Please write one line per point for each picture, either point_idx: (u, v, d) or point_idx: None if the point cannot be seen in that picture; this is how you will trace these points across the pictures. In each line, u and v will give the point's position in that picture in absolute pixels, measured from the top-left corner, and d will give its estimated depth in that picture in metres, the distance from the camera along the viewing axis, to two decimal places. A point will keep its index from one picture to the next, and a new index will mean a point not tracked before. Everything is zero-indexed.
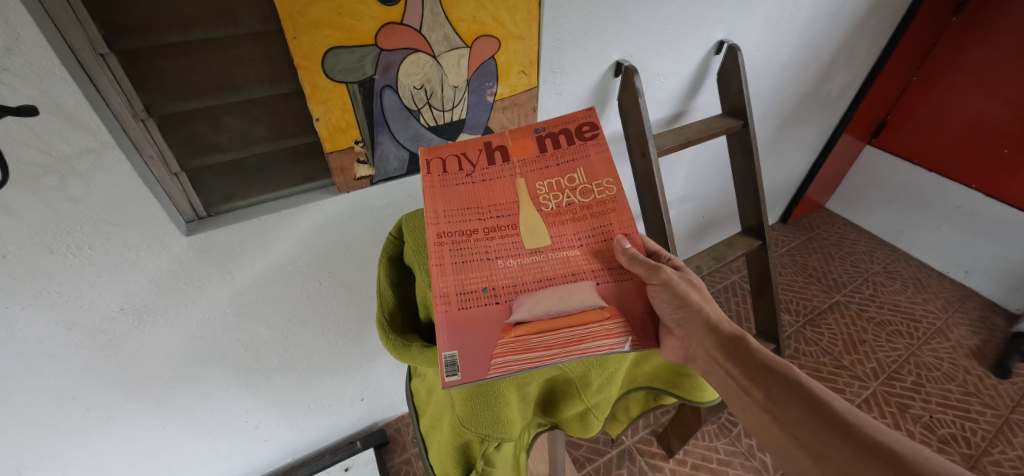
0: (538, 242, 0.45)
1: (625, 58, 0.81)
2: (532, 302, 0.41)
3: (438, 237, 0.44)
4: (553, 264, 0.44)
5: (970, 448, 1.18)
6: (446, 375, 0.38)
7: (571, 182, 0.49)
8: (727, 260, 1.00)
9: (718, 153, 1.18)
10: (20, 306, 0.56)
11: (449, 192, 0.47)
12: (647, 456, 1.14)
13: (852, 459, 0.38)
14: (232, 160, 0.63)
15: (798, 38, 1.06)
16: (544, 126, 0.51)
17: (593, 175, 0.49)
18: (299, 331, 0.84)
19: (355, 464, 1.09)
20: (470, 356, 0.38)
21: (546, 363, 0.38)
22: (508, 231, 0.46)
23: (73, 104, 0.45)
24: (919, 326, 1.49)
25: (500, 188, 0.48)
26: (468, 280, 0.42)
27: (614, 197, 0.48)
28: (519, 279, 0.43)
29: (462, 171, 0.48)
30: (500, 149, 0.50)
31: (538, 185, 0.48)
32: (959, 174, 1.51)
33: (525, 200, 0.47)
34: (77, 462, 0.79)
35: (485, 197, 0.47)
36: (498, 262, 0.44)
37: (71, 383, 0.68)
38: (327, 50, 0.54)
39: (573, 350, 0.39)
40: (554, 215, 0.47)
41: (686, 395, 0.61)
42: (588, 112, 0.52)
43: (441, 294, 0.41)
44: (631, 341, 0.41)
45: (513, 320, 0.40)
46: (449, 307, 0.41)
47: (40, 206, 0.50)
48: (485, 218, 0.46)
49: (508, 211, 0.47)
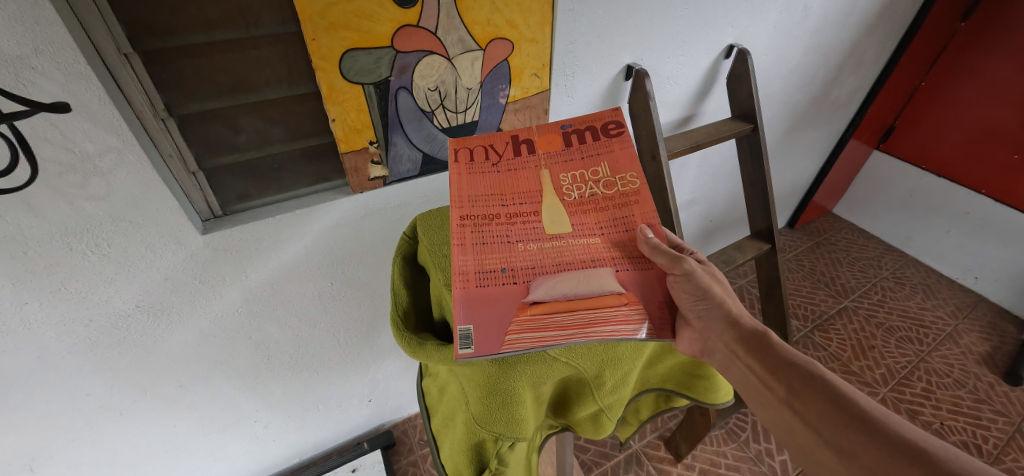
0: (558, 229, 0.46)
1: (636, 61, 0.82)
2: (550, 284, 0.41)
3: (461, 219, 0.46)
4: (573, 250, 0.45)
5: (983, 456, 1.17)
6: (460, 348, 0.38)
7: (594, 175, 0.50)
8: (736, 263, 0.99)
9: (726, 157, 1.18)
10: (38, 303, 0.57)
11: (475, 179, 0.49)
12: (655, 461, 1.14)
13: (877, 455, 0.38)
14: (248, 159, 0.63)
15: (807, 43, 1.07)
16: (571, 123, 0.53)
17: (617, 170, 0.50)
18: (309, 330, 0.84)
19: (362, 465, 1.09)
20: (485, 330, 0.39)
21: (559, 342, 0.38)
22: (528, 217, 0.46)
23: (97, 103, 0.46)
24: (929, 332, 1.48)
25: (524, 177, 0.49)
26: (487, 260, 0.43)
27: (638, 190, 0.49)
28: (538, 261, 0.43)
29: (488, 161, 0.50)
30: (527, 142, 0.52)
31: (562, 176, 0.50)
32: (969, 180, 1.50)
33: (548, 189, 0.48)
34: (88, 459, 0.80)
35: (508, 186, 0.49)
36: (517, 245, 0.44)
37: (87, 381, 0.68)
38: (345, 51, 0.55)
39: (588, 332, 0.39)
40: (576, 205, 0.48)
41: (700, 397, 0.61)
42: (615, 113, 0.53)
43: (460, 271, 0.42)
44: (648, 327, 0.41)
45: (529, 299, 0.40)
46: (467, 285, 0.41)
47: (62, 203, 0.50)
48: (508, 204, 0.47)
49: (530, 198, 0.48)
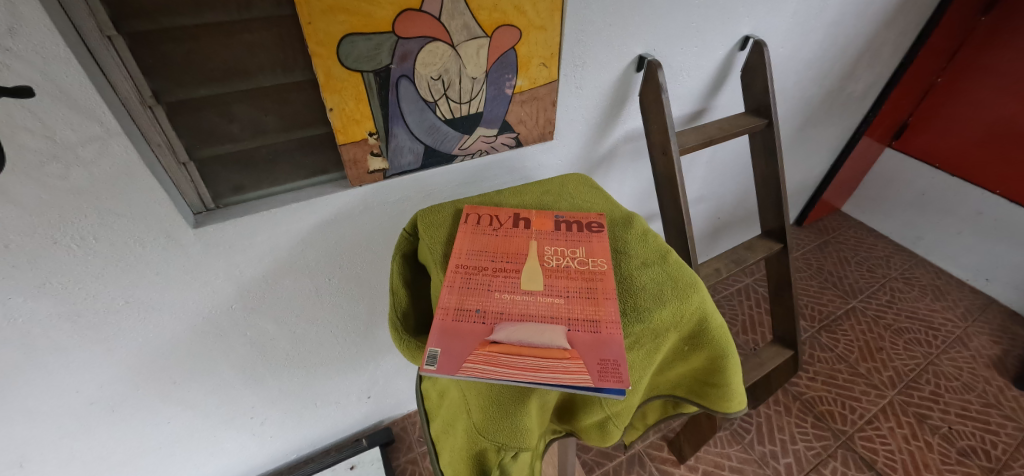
0: (531, 286, 0.47)
1: (648, 52, 0.78)
2: (511, 328, 0.41)
3: (456, 266, 0.49)
4: (538, 306, 0.45)
5: (992, 462, 1.14)
6: (424, 364, 0.39)
7: (572, 253, 0.51)
8: (746, 263, 0.95)
9: (737, 153, 1.14)
10: (22, 298, 0.54)
11: (475, 238, 0.53)
12: (658, 462, 1.12)
13: None
14: (242, 150, 0.60)
15: (824, 36, 1.03)
16: (564, 215, 0.57)
17: (592, 253, 0.51)
18: (306, 327, 0.82)
19: (361, 462, 1.07)
20: (450, 353, 0.39)
21: (505, 380, 0.37)
22: (510, 274, 0.48)
23: (78, 89, 0.43)
24: (938, 335, 1.45)
25: (515, 244, 0.52)
26: (466, 300, 0.45)
27: (605, 271, 0.49)
28: (508, 308, 0.44)
29: (490, 226, 0.55)
30: (525, 219, 0.57)
31: (546, 248, 0.52)
32: (984, 180, 1.46)
33: (532, 257, 0.50)
34: (80, 456, 0.78)
35: (503, 247, 0.52)
36: (495, 293, 0.46)
37: (75, 377, 0.66)
38: (343, 37, 0.52)
39: (527, 376, 0.38)
40: (553, 273, 0.49)
41: (713, 405, 0.58)
42: (601, 216, 0.57)
43: (443, 305, 0.44)
44: (586, 377, 0.38)
45: (491, 338, 0.41)
46: (445, 316, 0.43)
47: (43, 194, 0.48)
48: (496, 262, 0.50)
49: (515, 262, 0.50)
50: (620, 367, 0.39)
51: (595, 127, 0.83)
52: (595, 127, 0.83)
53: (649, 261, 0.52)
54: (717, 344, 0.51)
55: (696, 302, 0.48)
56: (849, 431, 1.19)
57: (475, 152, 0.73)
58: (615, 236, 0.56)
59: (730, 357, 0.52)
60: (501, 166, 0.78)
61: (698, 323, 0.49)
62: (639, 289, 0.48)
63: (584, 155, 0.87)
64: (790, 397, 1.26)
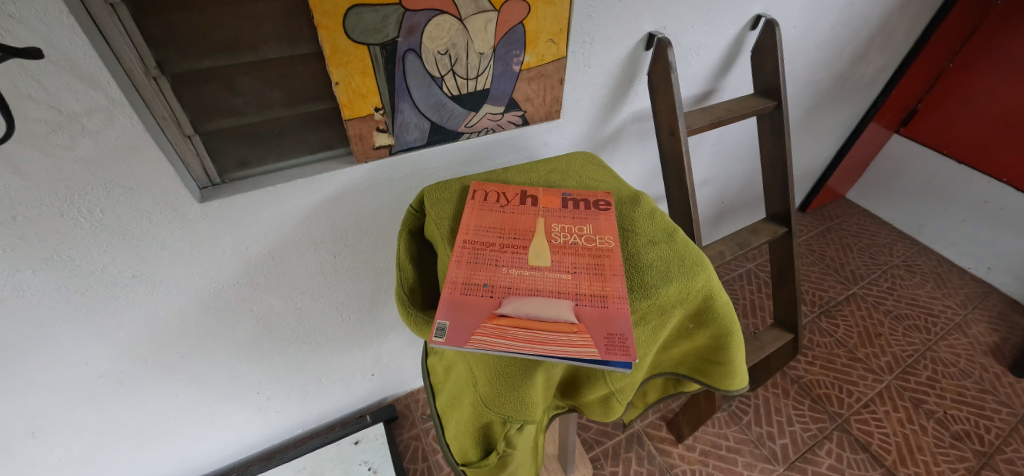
0: (539, 261, 0.47)
1: (659, 29, 0.76)
2: (520, 302, 0.42)
3: (464, 242, 0.49)
4: (545, 281, 0.45)
5: (984, 445, 1.16)
6: (433, 336, 0.39)
7: (579, 230, 0.51)
8: (750, 246, 0.95)
9: (744, 136, 1.13)
10: (32, 271, 0.55)
11: (482, 214, 0.53)
12: (657, 441, 1.14)
13: None
14: (247, 124, 0.60)
15: (838, 17, 1.01)
16: (572, 193, 0.57)
17: (599, 231, 0.51)
18: (312, 304, 0.83)
19: (365, 438, 1.09)
20: (458, 326, 0.40)
21: (514, 351, 0.38)
22: (517, 249, 0.48)
23: (83, 59, 0.43)
24: (937, 322, 1.46)
25: (522, 220, 0.52)
26: (474, 275, 0.45)
27: (612, 248, 0.49)
28: (516, 283, 0.44)
29: (498, 203, 0.55)
30: (533, 196, 0.57)
31: (554, 226, 0.52)
32: (991, 167, 1.45)
33: (539, 233, 0.50)
34: (91, 427, 0.80)
35: (510, 224, 0.52)
36: (503, 268, 0.46)
37: (86, 350, 0.67)
38: (349, 8, 0.51)
39: (534, 348, 0.38)
40: (560, 249, 0.49)
41: (714, 383, 0.59)
42: (608, 194, 0.57)
43: (450, 280, 0.44)
44: (593, 350, 0.38)
45: (499, 311, 0.41)
46: (453, 291, 0.43)
47: (49, 165, 0.47)
48: (503, 238, 0.50)
49: (523, 237, 0.50)
50: (627, 341, 0.40)
51: (602, 106, 0.83)
52: (602, 106, 0.82)
53: (656, 239, 0.52)
54: (721, 321, 0.51)
55: (702, 280, 0.48)
56: (845, 414, 1.21)
57: (481, 130, 0.72)
58: (622, 214, 0.56)
59: (733, 335, 0.53)
60: (508, 144, 0.77)
61: (704, 301, 0.50)
62: (644, 267, 0.48)
63: (590, 135, 0.86)
64: (788, 380, 1.27)
